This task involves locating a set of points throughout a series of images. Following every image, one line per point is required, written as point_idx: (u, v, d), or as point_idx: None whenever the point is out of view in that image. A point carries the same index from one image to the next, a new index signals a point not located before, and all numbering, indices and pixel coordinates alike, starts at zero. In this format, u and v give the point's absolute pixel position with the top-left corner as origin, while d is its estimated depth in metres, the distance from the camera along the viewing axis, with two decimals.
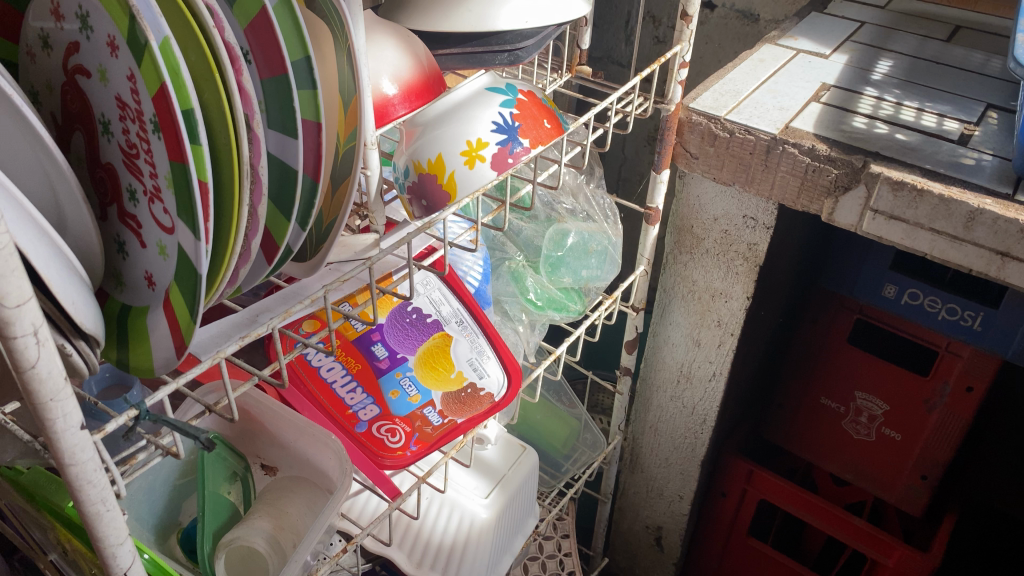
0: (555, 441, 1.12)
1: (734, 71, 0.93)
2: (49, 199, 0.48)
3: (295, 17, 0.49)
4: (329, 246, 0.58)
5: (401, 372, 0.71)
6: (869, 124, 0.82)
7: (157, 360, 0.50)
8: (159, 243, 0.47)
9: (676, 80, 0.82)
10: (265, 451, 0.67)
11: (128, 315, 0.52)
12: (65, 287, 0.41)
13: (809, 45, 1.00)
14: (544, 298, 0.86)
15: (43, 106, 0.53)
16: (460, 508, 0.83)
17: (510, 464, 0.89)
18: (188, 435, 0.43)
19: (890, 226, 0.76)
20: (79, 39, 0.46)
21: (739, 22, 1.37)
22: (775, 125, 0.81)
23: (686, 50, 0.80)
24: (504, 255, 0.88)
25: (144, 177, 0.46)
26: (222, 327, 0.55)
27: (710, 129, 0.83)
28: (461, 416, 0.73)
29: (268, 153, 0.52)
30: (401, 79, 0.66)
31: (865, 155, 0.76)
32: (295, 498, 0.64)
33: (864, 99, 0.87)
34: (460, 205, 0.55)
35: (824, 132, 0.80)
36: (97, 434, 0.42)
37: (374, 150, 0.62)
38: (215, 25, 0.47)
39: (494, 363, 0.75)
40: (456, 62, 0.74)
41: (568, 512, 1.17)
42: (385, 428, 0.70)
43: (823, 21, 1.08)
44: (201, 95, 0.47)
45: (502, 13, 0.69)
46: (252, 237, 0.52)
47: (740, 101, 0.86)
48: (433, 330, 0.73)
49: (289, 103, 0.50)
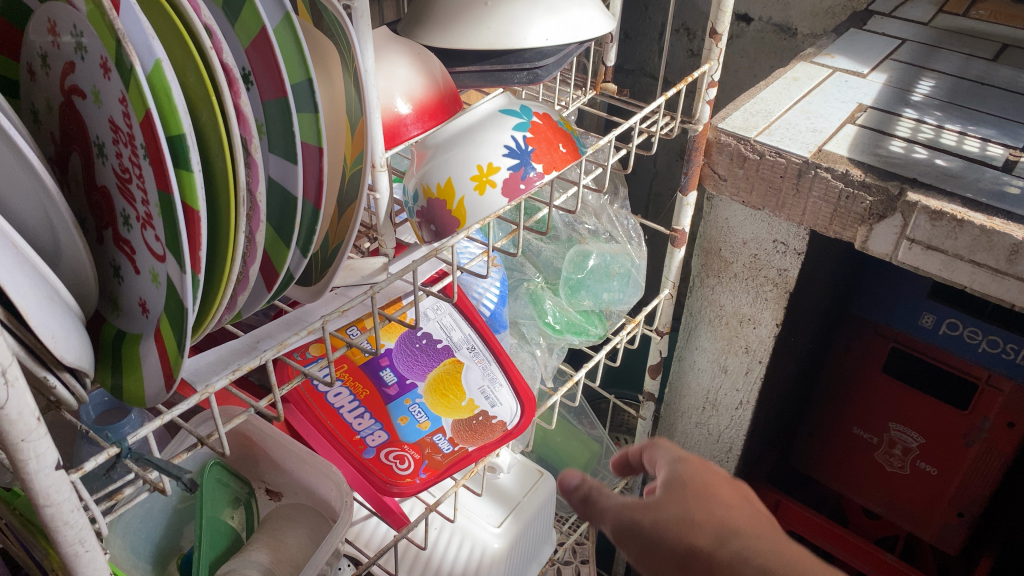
0: (575, 465, 1.08)
1: (766, 89, 0.89)
2: (44, 220, 0.46)
3: (298, 37, 0.47)
4: (336, 270, 0.56)
5: (410, 399, 0.70)
6: (908, 148, 0.78)
7: (148, 391, 0.48)
8: (151, 270, 0.46)
9: (704, 100, 0.79)
10: (269, 475, 0.67)
11: (123, 342, 0.51)
12: (48, 320, 0.40)
13: (846, 63, 0.96)
14: (563, 322, 0.83)
15: (43, 125, 0.51)
16: (471, 536, 0.80)
17: (525, 491, 0.86)
18: (172, 477, 0.41)
19: (928, 256, 0.72)
20: (74, 60, 0.45)
21: (776, 36, 1.33)
22: (807, 148, 0.78)
23: (715, 69, 0.76)
24: (523, 276, 0.85)
25: (137, 203, 0.45)
26: (221, 354, 0.53)
27: (739, 150, 0.80)
28: (472, 444, 0.70)
29: (269, 177, 0.50)
30: (414, 99, 0.64)
31: (902, 182, 0.73)
32: (296, 527, 0.62)
33: (904, 122, 0.83)
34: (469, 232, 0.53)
35: (859, 156, 0.76)
36: (74, 473, 0.40)
37: (384, 172, 0.60)
38: (214, 46, 0.45)
39: (507, 391, 0.73)
40: (474, 80, 0.72)
41: (588, 537, 1.13)
42: (394, 454, 0.68)
43: (863, 38, 1.05)
44: (196, 118, 0.46)
45: (523, 28, 0.67)
46: (250, 263, 0.50)
47: (772, 122, 0.82)
48: (443, 356, 0.71)
49: (290, 126, 0.48)
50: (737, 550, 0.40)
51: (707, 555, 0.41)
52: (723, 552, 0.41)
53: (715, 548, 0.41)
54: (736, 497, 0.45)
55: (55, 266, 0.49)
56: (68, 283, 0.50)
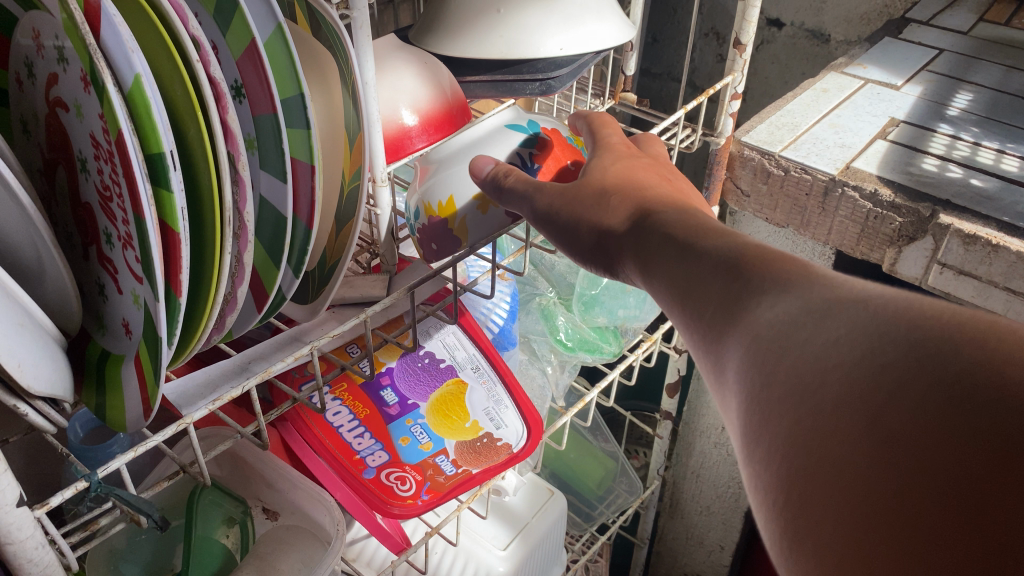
0: (589, 481, 1.06)
1: (794, 101, 0.86)
2: (25, 237, 0.44)
3: (291, 52, 0.45)
4: (333, 287, 0.54)
5: (411, 419, 0.67)
6: (941, 166, 0.74)
7: (128, 417, 0.47)
8: (132, 292, 0.44)
9: (727, 113, 0.75)
10: (267, 494, 0.64)
11: (107, 363, 0.49)
12: (15, 347, 0.38)
13: (879, 74, 0.93)
14: (575, 339, 0.81)
15: (31, 136, 0.50)
16: (475, 559, 0.78)
17: (534, 512, 0.84)
18: (143, 513, 0.40)
19: (960, 282, 0.68)
20: (57, 71, 0.43)
21: (809, 42, 1.30)
22: (835, 164, 0.74)
23: (739, 81, 0.72)
24: (535, 291, 0.83)
25: (118, 222, 0.43)
26: (210, 375, 0.51)
27: (764, 165, 0.77)
28: (476, 466, 0.68)
29: (260, 197, 0.48)
30: (420, 110, 0.62)
31: (934, 203, 0.69)
32: (290, 553, 0.60)
33: (937, 138, 0.80)
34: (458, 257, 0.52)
35: (889, 175, 0.73)
36: (38, 508, 0.37)
37: (385, 188, 0.58)
38: (202, 58, 0.43)
39: (513, 413, 0.71)
40: (485, 90, 0.69)
41: (602, 554, 1.11)
42: (395, 475, 0.66)
43: (897, 47, 1.01)
44: (182, 134, 0.44)
45: (536, 38, 0.65)
46: (239, 284, 0.48)
47: (798, 135, 0.79)
48: (446, 376, 0.69)
49: (280, 143, 0.46)
50: (636, 222, 0.52)
51: (614, 232, 0.52)
52: (625, 226, 0.52)
53: (620, 228, 0.52)
54: (654, 186, 0.56)
55: (39, 284, 0.47)
56: (52, 301, 0.48)
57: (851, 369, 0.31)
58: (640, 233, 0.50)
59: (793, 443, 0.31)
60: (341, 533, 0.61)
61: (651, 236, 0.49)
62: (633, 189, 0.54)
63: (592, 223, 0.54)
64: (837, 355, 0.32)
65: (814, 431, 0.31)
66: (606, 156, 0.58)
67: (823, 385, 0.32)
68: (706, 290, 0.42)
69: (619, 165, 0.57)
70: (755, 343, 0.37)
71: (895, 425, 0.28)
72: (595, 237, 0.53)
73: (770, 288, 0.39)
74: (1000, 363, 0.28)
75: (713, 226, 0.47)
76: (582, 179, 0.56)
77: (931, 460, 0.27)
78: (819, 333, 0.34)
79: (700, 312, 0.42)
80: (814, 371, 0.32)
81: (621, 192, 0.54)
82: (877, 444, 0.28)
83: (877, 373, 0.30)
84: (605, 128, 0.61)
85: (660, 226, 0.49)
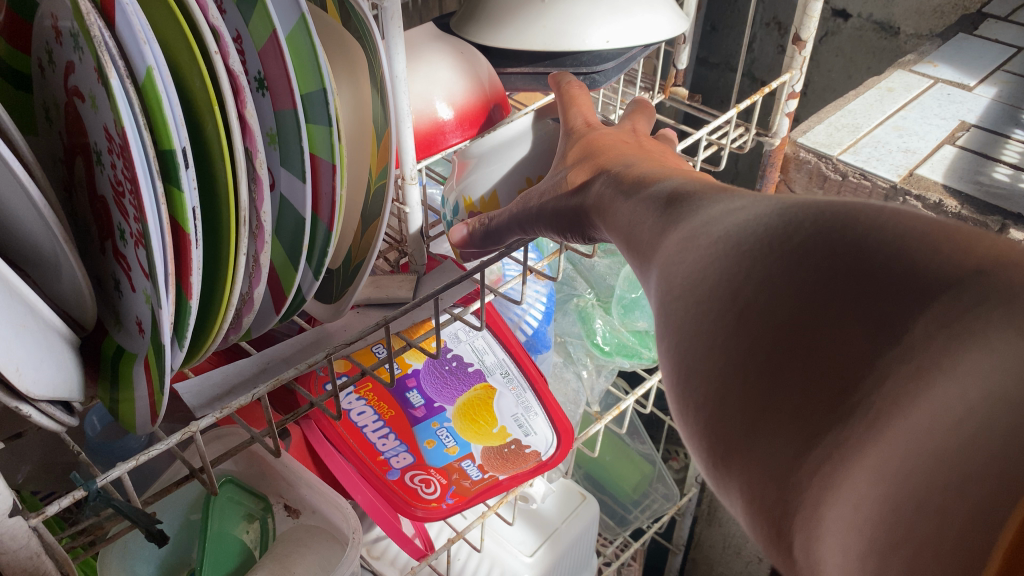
0: (625, 485, 1.03)
1: (855, 100, 0.82)
2: (40, 229, 0.43)
3: (314, 43, 0.43)
4: (355, 289, 0.52)
5: (438, 423, 0.66)
6: (1014, 176, 0.70)
7: (140, 416, 0.46)
8: (144, 292, 0.42)
9: (783, 112, 0.70)
10: (289, 492, 0.62)
11: (121, 358, 0.48)
12: (14, 350, 0.36)
13: (950, 73, 0.87)
14: (612, 344, 0.77)
15: (53, 123, 0.48)
16: (501, 564, 0.77)
17: (565, 517, 0.82)
18: (141, 526, 0.39)
19: None
20: (73, 59, 0.41)
21: (876, 35, 1.24)
22: (897, 171, 0.71)
23: (797, 80, 0.67)
24: (573, 291, 0.81)
25: (128, 219, 0.41)
26: (228, 375, 0.49)
27: (820, 169, 0.73)
28: (503, 472, 0.66)
29: (278, 193, 0.46)
30: (456, 104, 0.61)
31: (1004, 217, 0.65)
32: (306, 555, 0.59)
33: (1011, 145, 0.75)
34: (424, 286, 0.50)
35: (956, 184, 0.69)
36: (35, 518, 0.36)
37: (415, 187, 0.56)
38: (221, 49, 0.40)
39: (543, 420, 0.69)
40: (527, 82, 0.67)
41: (635, 557, 1.09)
42: (419, 478, 0.64)
43: (971, 44, 0.95)
44: (197, 127, 0.41)
45: (582, 29, 0.62)
46: (256, 285, 0.47)
47: (858, 138, 0.76)
48: (474, 380, 0.68)
49: (300, 141, 0.44)
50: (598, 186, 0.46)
51: (581, 202, 0.48)
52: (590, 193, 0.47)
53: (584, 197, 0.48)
54: (623, 149, 0.51)
55: (55, 277, 0.46)
56: (68, 295, 0.47)
57: (723, 243, 0.30)
58: (589, 198, 0.47)
59: (672, 317, 0.30)
60: (356, 538, 0.59)
61: (596, 195, 0.46)
62: (598, 155, 0.50)
63: (548, 207, 0.51)
64: (716, 234, 0.30)
65: (681, 305, 0.30)
66: (569, 142, 0.56)
67: (694, 255, 0.31)
68: (633, 217, 0.39)
69: (578, 145, 0.54)
70: (660, 250, 0.34)
71: (750, 294, 0.27)
72: (553, 210, 0.51)
73: (685, 199, 0.36)
74: (875, 218, 0.25)
75: (661, 171, 0.44)
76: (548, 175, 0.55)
77: (772, 322, 0.26)
78: (709, 219, 0.32)
79: (632, 241, 0.38)
80: (693, 253, 0.31)
81: (581, 166, 0.51)
82: (736, 313, 0.27)
83: (736, 247, 0.29)
84: (572, 108, 0.58)
85: (602, 187, 0.46)
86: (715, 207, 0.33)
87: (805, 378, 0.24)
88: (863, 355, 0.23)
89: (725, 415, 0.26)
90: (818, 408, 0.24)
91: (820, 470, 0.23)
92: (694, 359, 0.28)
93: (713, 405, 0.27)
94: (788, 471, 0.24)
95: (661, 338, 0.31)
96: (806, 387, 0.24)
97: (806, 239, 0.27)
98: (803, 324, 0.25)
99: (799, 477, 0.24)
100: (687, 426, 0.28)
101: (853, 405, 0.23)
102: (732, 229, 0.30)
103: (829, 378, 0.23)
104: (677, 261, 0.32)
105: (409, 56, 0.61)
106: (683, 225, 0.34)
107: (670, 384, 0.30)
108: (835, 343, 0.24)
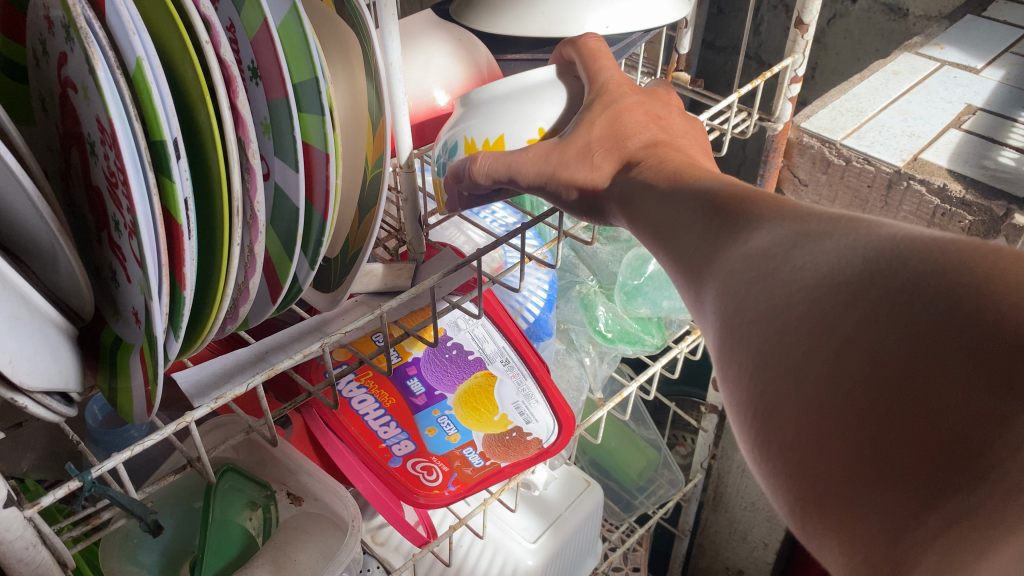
0: (630, 470, 1.03)
1: (860, 84, 0.81)
2: (36, 221, 0.43)
3: (306, 33, 0.43)
4: (353, 279, 0.51)
5: (438, 411, 0.66)
6: (1020, 160, 0.69)
7: (138, 406, 0.46)
8: (138, 282, 0.42)
9: (785, 97, 0.69)
10: (292, 479, 0.63)
11: (119, 348, 0.48)
12: (6, 341, 0.36)
13: (957, 56, 0.86)
14: (615, 330, 0.79)
15: (49, 114, 0.48)
16: (504, 550, 0.77)
17: (568, 503, 0.82)
18: (136, 516, 0.39)
19: None
20: (65, 51, 0.41)
21: (885, 17, 1.22)
22: (901, 156, 0.70)
23: (799, 64, 0.66)
24: (575, 278, 0.81)
25: (121, 209, 0.41)
26: (227, 365, 0.49)
27: (823, 153, 0.73)
28: (504, 460, 0.66)
29: (273, 183, 0.46)
30: (454, 90, 0.62)
31: (1009, 201, 0.64)
32: (307, 543, 0.59)
33: (1018, 128, 0.74)
34: (410, 285, 0.51)
35: (961, 169, 0.68)
36: (29, 508, 0.36)
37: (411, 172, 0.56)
38: (212, 39, 0.40)
39: (544, 408, 0.69)
40: (527, 69, 0.66)
41: (641, 543, 1.09)
42: (421, 465, 0.64)
43: (980, 26, 0.94)
44: (189, 116, 0.41)
45: (581, 14, 0.61)
46: (251, 275, 0.47)
47: (863, 123, 0.75)
48: (475, 368, 0.68)
49: (292, 131, 0.43)
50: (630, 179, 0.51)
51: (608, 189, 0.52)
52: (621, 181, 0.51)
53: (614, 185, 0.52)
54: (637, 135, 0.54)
55: (52, 267, 0.46)
56: (66, 285, 0.47)
57: (823, 292, 0.31)
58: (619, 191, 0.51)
59: (772, 368, 0.31)
60: (355, 526, 0.60)
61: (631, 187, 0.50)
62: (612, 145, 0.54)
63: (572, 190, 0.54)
64: (811, 281, 0.31)
65: (783, 357, 0.31)
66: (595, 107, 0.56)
67: (786, 308, 0.32)
68: (692, 240, 0.41)
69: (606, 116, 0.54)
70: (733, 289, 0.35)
71: (861, 347, 0.28)
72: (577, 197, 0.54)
73: (732, 214, 0.40)
74: (983, 273, 0.26)
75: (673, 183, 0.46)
76: (565, 140, 0.55)
77: (885, 379, 0.27)
78: (782, 252, 0.34)
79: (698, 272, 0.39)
80: (791, 300, 0.32)
81: (611, 151, 0.54)
82: (845, 367, 0.28)
83: (837, 298, 0.30)
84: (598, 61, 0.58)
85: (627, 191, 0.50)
86: (777, 246, 0.35)
87: (918, 433, 0.25)
88: (991, 414, 0.24)
89: (823, 474, 0.28)
90: (935, 468, 0.25)
91: (946, 530, 0.25)
92: (802, 404, 0.29)
93: (808, 467, 0.29)
94: (904, 529, 0.26)
95: (745, 392, 0.33)
96: (915, 446, 0.25)
97: (903, 279, 0.28)
98: (917, 380, 0.26)
99: (919, 532, 0.25)
100: (788, 475, 0.30)
101: (982, 469, 0.24)
102: (818, 279, 0.31)
103: (950, 438, 0.25)
104: (768, 307, 0.33)
105: (405, 43, 0.62)
106: (762, 263, 0.35)
107: (759, 443, 0.31)
108: (956, 402, 0.25)
